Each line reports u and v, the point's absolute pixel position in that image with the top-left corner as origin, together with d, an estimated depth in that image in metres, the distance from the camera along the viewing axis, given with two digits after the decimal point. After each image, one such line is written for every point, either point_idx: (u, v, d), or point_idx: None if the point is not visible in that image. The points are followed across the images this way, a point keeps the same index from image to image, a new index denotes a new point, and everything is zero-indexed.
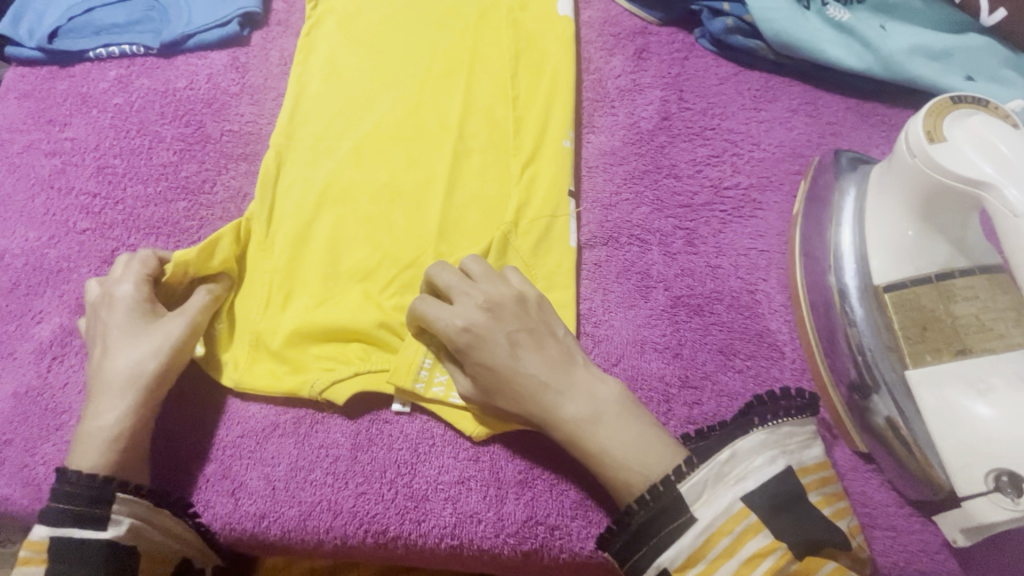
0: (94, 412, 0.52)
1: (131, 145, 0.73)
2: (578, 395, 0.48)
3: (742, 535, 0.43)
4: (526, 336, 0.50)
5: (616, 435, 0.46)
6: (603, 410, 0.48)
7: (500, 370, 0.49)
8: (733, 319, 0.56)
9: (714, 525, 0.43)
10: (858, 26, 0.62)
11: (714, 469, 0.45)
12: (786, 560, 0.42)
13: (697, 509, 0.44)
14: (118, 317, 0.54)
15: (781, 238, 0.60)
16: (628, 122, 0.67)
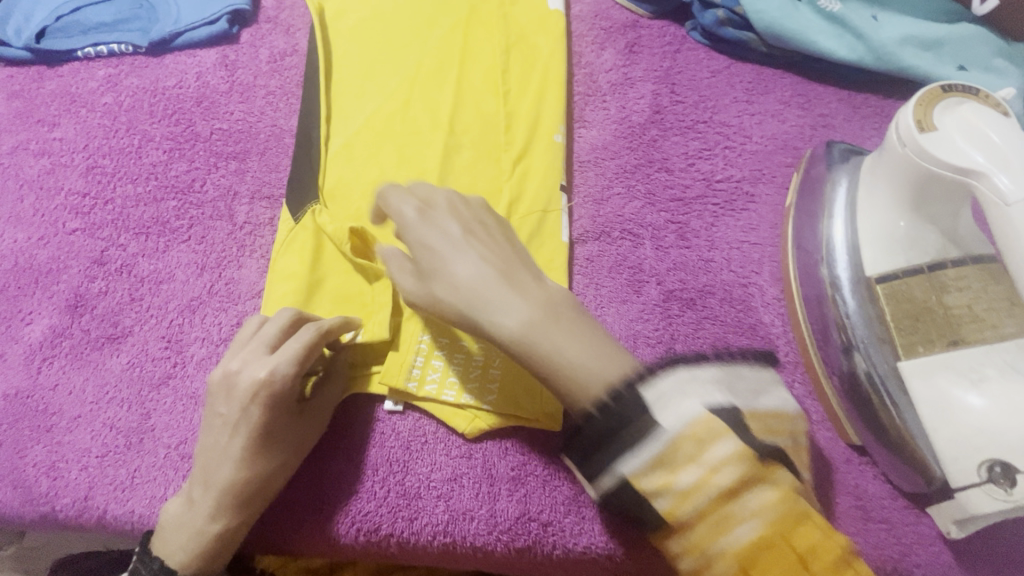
0: (208, 516, 0.48)
1: (120, 144, 0.73)
2: (532, 294, 0.43)
3: (708, 440, 0.38)
4: (482, 229, 0.47)
5: (573, 345, 0.41)
6: (556, 312, 0.43)
7: (440, 255, 0.45)
8: (725, 313, 0.56)
9: (678, 430, 0.38)
10: (850, 17, 0.61)
11: (676, 378, 0.41)
12: (753, 469, 0.38)
13: (661, 416, 0.39)
14: (259, 423, 0.48)
15: (773, 231, 0.59)
16: (620, 117, 0.67)
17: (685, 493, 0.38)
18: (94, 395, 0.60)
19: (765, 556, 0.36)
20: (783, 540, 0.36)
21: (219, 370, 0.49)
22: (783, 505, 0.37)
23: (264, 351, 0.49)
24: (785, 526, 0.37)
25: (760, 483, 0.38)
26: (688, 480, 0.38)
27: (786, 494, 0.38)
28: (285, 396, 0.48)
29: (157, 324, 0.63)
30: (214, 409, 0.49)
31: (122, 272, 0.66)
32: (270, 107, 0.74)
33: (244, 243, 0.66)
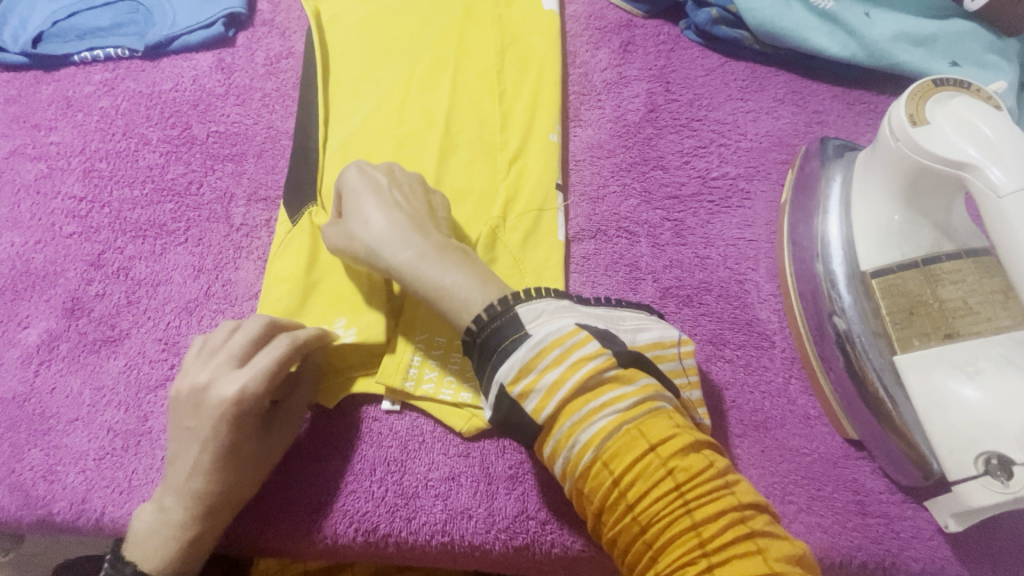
0: (178, 530, 0.47)
1: (116, 148, 0.73)
2: (432, 234, 0.50)
3: (572, 346, 0.42)
4: (403, 184, 0.54)
5: (457, 274, 0.47)
6: (449, 249, 0.49)
7: (364, 201, 0.51)
8: (722, 309, 0.56)
9: (546, 339, 0.42)
10: (842, 14, 0.61)
11: (555, 304, 0.46)
12: (610, 365, 0.41)
13: (532, 327, 0.43)
14: (231, 437, 0.47)
15: (768, 228, 0.59)
16: (615, 115, 0.67)
17: (548, 392, 0.41)
18: (91, 398, 0.60)
19: (618, 443, 0.39)
20: (636, 429, 0.40)
21: (185, 383, 0.48)
22: (638, 398, 0.41)
23: (234, 363, 0.48)
24: (637, 414, 0.40)
25: (618, 380, 0.41)
26: (551, 380, 0.41)
27: (641, 389, 0.41)
28: (257, 408, 0.48)
29: (154, 326, 0.63)
30: (181, 422, 0.48)
31: (119, 275, 0.66)
32: (267, 109, 0.74)
33: (241, 245, 0.66)
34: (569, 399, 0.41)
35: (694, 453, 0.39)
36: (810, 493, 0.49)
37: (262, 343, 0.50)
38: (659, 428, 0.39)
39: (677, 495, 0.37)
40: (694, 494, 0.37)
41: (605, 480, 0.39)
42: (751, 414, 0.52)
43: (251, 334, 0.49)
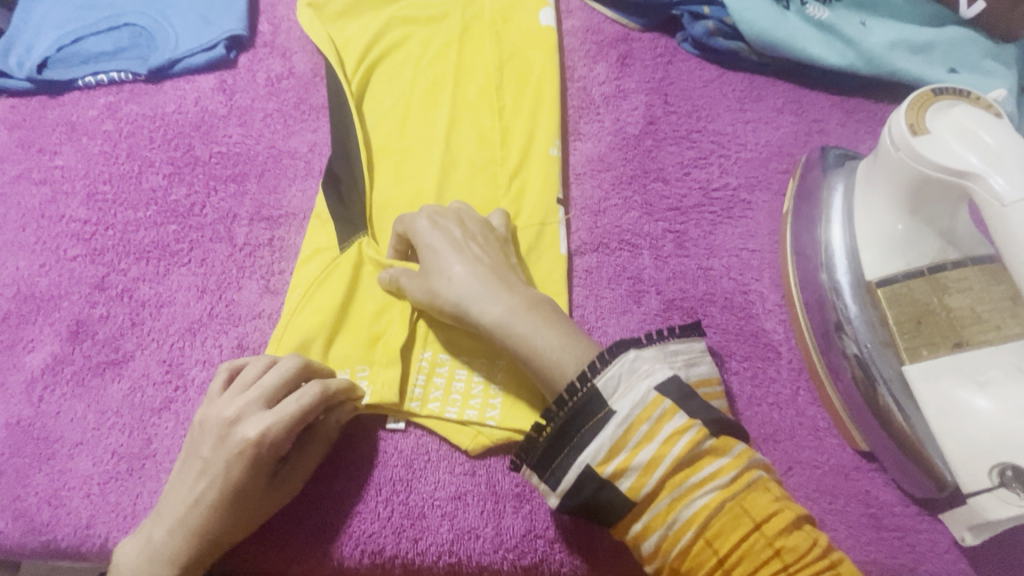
0: (168, 558, 0.47)
1: (120, 171, 0.74)
2: (518, 291, 0.50)
3: (660, 419, 0.43)
4: (481, 236, 0.54)
5: (544, 330, 0.47)
6: (535, 304, 0.49)
7: (446, 255, 0.51)
8: (728, 321, 0.56)
9: (632, 414, 0.43)
10: (838, 24, 0.62)
11: (630, 361, 0.45)
12: (703, 436, 0.42)
13: (615, 401, 0.44)
14: (243, 480, 0.47)
15: (771, 238, 0.59)
16: (614, 128, 0.67)
17: (646, 470, 0.42)
18: (96, 421, 0.60)
19: (721, 522, 0.40)
20: (737, 506, 0.41)
21: (211, 415, 0.48)
22: (736, 471, 0.42)
23: (261, 404, 0.48)
24: (738, 489, 0.41)
25: (713, 453, 0.42)
26: (646, 457, 0.42)
27: (736, 460, 0.42)
28: (272, 456, 0.48)
29: (158, 348, 0.62)
30: (198, 451, 0.48)
31: (123, 297, 0.66)
32: (268, 129, 0.74)
33: (243, 265, 0.66)
34: (667, 477, 0.41)
35: (793, 525, 0.40)
36: (822, 506, 0.48)
37: (290, 387, 0.49)
38: (759, 503, 0.40)
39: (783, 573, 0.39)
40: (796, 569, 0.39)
41: (706, 559, 0.40)
42: (760, 427, 0.51)
43: (280, 375, 0.49)
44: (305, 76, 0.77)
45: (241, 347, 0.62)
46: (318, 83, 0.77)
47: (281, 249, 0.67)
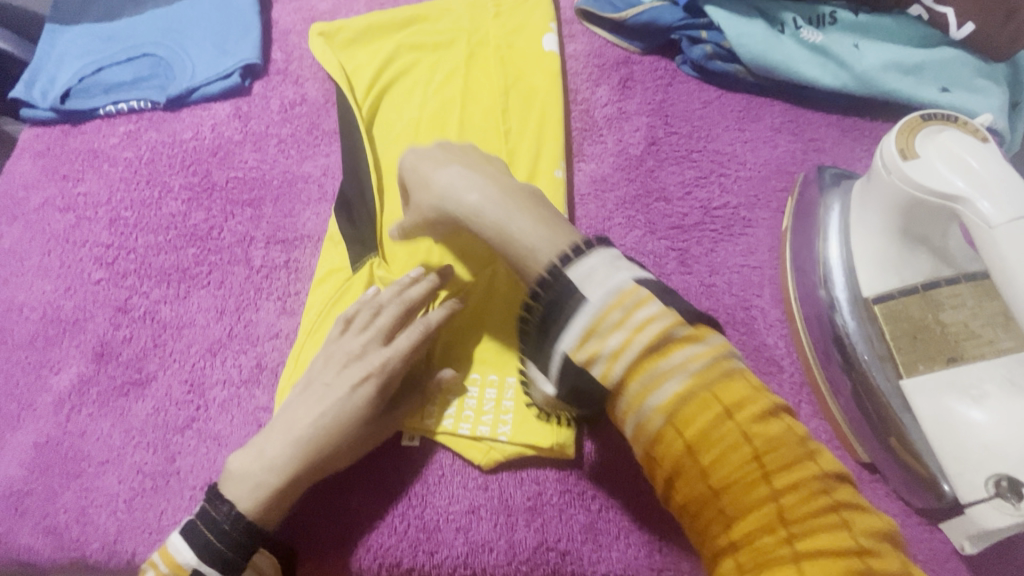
0: (281, 470, 0.50)
1: (141, 196, 0.77)
2: (494, 184, 0.51)
3: (631, 306, 0.40)
4: (463, 149, 0.55)
5: (522, 216, 0.48)
6: (510, 195, 0.50)
7: (426, 164, 0.54)
8: (730, 336, 0.57)
9: (602, 303, 0.41)
10: (832, 47, 0.64)
11: (607, 257, 0.44)
12: (676, 324, 0.40)
13: (587, 290, 0.42)
14: (359, 410, 0.52)
15: (772, 254, 0.61)
16: (617, 149, 0.70)
17: (613, 356, 0.40)
18: (121, 440, 0.62)
19: (690, 408, 0.38)
20: (709, 391, 0.38)
21: (338, 349, 0.54)
22: (709, 359, 0.39)
23: (379, 341, 0.54)
24: (709, 375, 0.38)
25: (685, 341, 0.39)
26: (615, 344, 0.40)
27: (711, 350, 0.39)
28: (392, 383, 0.53)
29: (180, 369, 0.64)
30: (322, 377, 0.53)
31: (145, 319, 0.68)
32: (282, 154, 0.77)
33: (261, 286, 0.68)
34: (635, 360, 0.39)
35: (765, 406, 0.38)
36: None
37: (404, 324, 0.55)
38: (731, 389, 0.38)
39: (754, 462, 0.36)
40: (770, 456, 0.36)
41: (673, 444, 0.38)
42: None
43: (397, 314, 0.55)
44: (317, 102, 0.80)
45: (260, 366, 0.64)
46: (330, 109, 0.79)
47: (297, 270, 0.69)
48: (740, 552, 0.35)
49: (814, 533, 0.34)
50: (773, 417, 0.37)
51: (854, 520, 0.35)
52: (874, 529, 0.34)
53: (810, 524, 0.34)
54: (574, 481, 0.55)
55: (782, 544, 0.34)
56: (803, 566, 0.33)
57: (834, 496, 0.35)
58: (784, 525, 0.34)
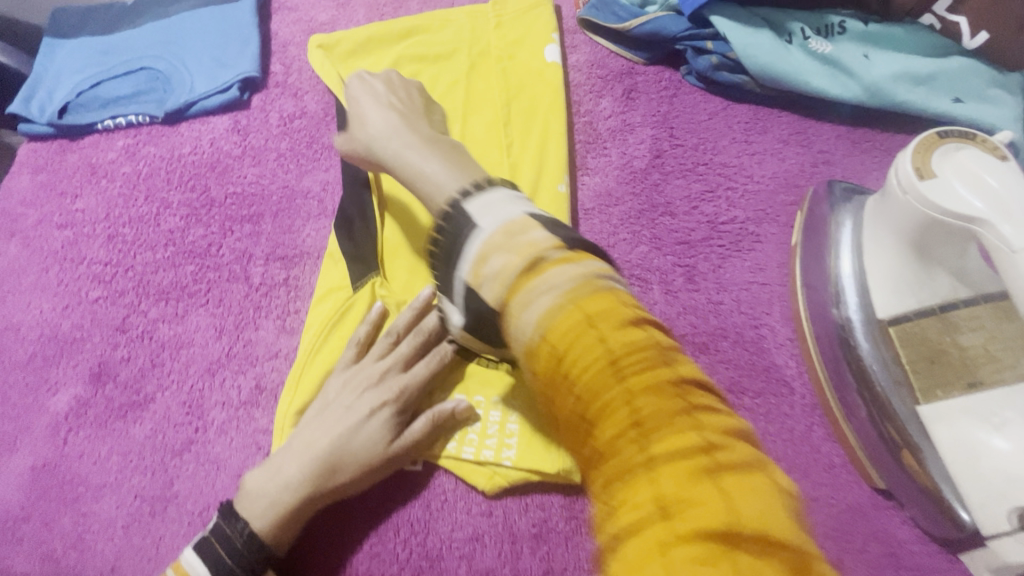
0: (296, 489, 0.51)
1: (139, 213, 0.76)
2: (418, 131, 0.56)
3: (518, 232, 0.41)
4: (402, 96, 0.61)
5: (434, 158, 0.53)
6: (432, 141, 0.55)
7: (365, 105, 0.59)
8: (739, 356, 0.56)
9: (491, 230, 0.43)
10: (842, 58, 0.62)
11: (507, 195, 0.46)
12: (553, 244, 0.40)
13: (482, 220, 0.44)
14: (375, 434, 0.53)
15: (781, 270, 0.60)
16: (621, 162, 0.68)
17: (496, 278, 0.40)
18: (118, 464, 0.61)
19: (562, 323, 0.34)
20: (571, 302, 0.35)
21: (360, 373, 0.56)
22: (579, 275, 0.36)
23: (398, 367, 0.56)
24: (571, 288, 0.36)
25: (557, 259, 0.38)
26: (499, 266, 0.40)
27: (581, 267, 0.37)
28: (409, 408, 0.55)
29: (177, 390, 0.63)
30: (343, 399, 0.55)
31: (143, 338, 0.67)
32: (281, 169, 0.76)
33: (260, 305, 0.67)
34: (504, 277, 0.39)
35: (627, 314, 0.34)
36: (839, 545, 0.48)
37: (423, 353, 0.57)
38: (594, 300, 0.34)
39: (613, 369, 0.32)
40: (631, 362, 0.32)
41: (535, 357, 0.36)
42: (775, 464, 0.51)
43: (416, 341, 0.57)
44: (316, 115, 0.79)
45: (259, 388, 0.62)
46: (329, 122, 0.78)
47: (296, 288, 0.68)
48: (598, 472, 0.32)
49: (665, 438, 0.29)
50: (637, 324, 0.34)
51: (707, 421, 0.30)
52: (730, 426, 0.30)
53: (658, 428, 0.30)
54: (579, 506, 0.54)
55: (632, 455, 0.30)
56: (656, 473, 0.29)
57: (689, 396, 0.31)
58: (638, 434, 0.30)
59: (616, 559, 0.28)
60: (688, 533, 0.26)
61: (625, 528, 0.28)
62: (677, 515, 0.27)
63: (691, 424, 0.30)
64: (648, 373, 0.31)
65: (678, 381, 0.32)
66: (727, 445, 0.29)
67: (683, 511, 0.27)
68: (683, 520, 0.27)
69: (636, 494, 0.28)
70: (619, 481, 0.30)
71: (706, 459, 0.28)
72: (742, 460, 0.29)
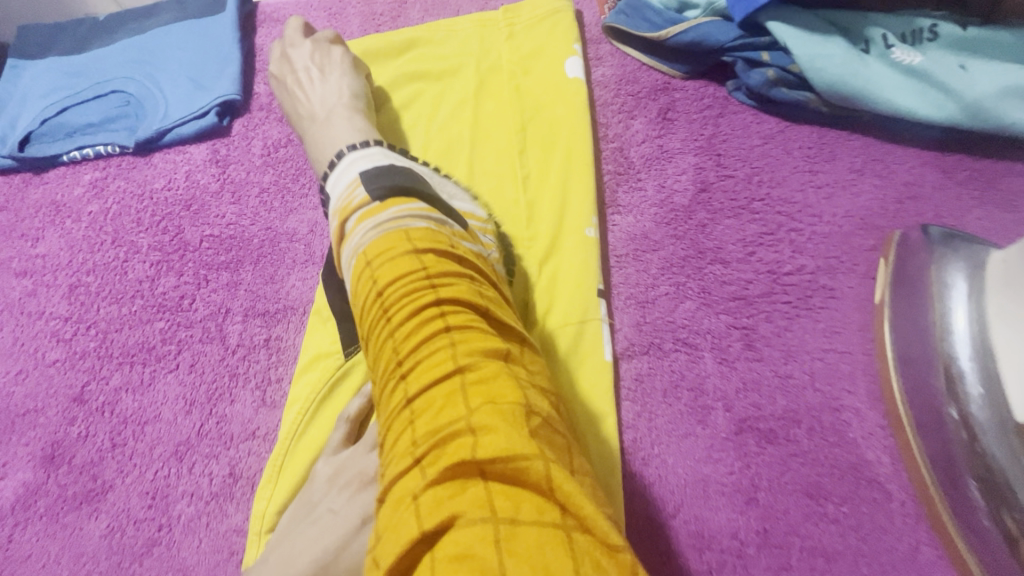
0: None
1: (105, 259, 0.67)
2: (314, 115, 0.61)
3: (346, 199, 0.51)
4: (302, 66, 0.63)
5: (323, 142, 0.59)
6: (323, 124, 0.60)
7: (279, 92, 0.65)
8: (818, 448, 0.45)
9: (333, 202, 0.53)
10: (932, 69, 0.51)
11: (355, 160, 0.54)
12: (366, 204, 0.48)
13: (333, 193, 0.54)
14: None
15: (864, 335, 0.48)
16: (659, 198, 0.57)
17: (335, 243, 0.50)
18: (70, 567, 0.52)
19: (362, 283, 0.44)
20: (367, 261, 0.44)
21: (352, 467, 0.45)
22: (379, 235, 0.45)
23: None
24: (373, 242, 0.45)
25: (366, 215, 0.47)
26: (335, 231, 0.50)
27: (383, 219, 0.46)
28: None
29: (140, 476, 0.54)
30: (330, 503, 0.44)
31: (103, 411, 0.58)
32: (264, 206, 0.66)
33: (236, 371, 0.57)
34: (339, 240, 0.50)
35: (404, 258, 0.42)
36: None
37: None
38: (378, 247, 0.44)
39: (385, 318, 0.40)
40: (398, 304, 0.40)
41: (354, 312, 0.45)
42: None
43: None
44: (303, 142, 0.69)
45: (233, 476, 0.53)
46: None
47: (278, 350, 0.58)
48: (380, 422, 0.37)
49: (423, 373, 0.35)
50: (412, 266, 0.41)
51: (462, 345, 0.36)
52: (477, 349, 0.36)
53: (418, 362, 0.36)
54: None
55: (401, 399, 0.36)
56: (414, 411, 0.34)
57: (451, 322, 0.38)
58: (400, 374, 0.37)
59: (386, 503, 0.32)
60: (439, 473, 0.30)
61: (393, 476, 0.33)
62: (431, 460, 0.31)
63: (447, 349, 0.36)
64: (413, 315, 0.39)
65: (438, 313, 0.38)
66: (476, 366, 0.35)
67: (434, 455, 0.31)
68: (436, 456, 0.31)
69: (401, 437, 0.33)
70: (391, 428, 0.35)
71: (456, 385, 0.34)
72: (490, 376, 0.35)
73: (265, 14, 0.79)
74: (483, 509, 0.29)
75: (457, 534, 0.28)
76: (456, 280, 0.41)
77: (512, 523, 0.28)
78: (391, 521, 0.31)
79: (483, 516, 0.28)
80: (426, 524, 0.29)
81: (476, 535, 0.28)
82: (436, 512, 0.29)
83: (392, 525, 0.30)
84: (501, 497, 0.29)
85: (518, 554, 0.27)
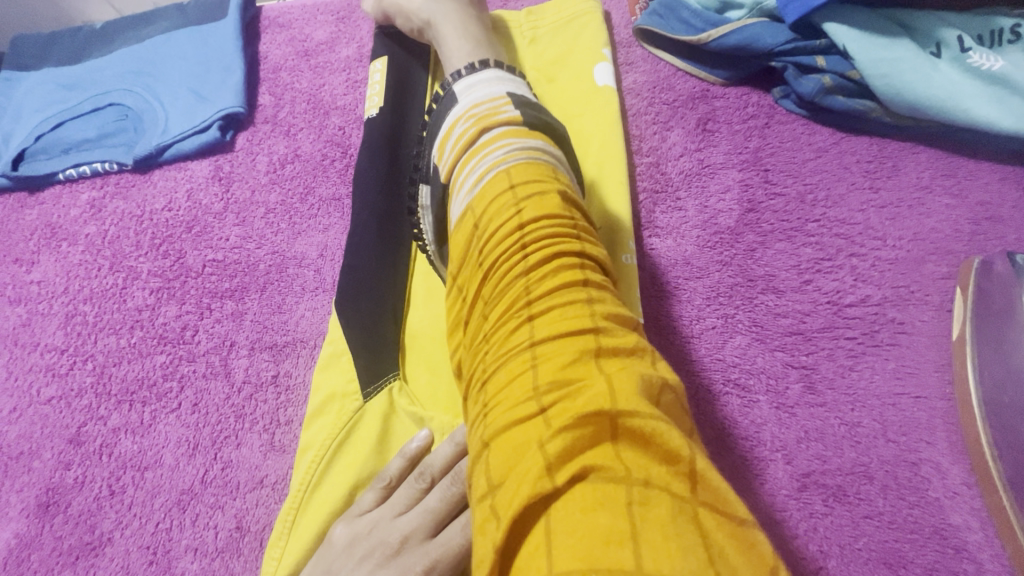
0: None
1: (101, 285, 0.62)
2: (459, 12, 0.55)
3: (487, 111, 0.45)
4: None
5: (462, 43, 0.54)
6: (465, 28, 0.55)
7: None
8: (893, 508, 0.40)
9: (457, 114, 0.48)
10: (1016, 75, 0.45)
11: (496, 75, 0.50)
12: (516, 122, 0.44)
13: (464, 97, 0.48)
14: None
15: (940, 377, 0.43)
16: (702, 219, 0.52)
17: (466, 145, 0.44)
18: None
19: (495, 204, 0.38)
20: (506, 181, 0.39)
21: (373, 536, 0.41)
22: (524, 163, 0.40)
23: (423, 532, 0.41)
24: (513, 165, 0.40)
25: (509, 136, 0.43)
26: (468, 137, 0.45)
27: (530, 145, 0.41)
28: None
29: (141, 527, 0.50)
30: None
31: (102, 455, 0.54)
32: (270, 228, 0.62)
33: (243, 412, 0.53)
34: (469, 147, 0.44)
35: (552, 195, 0.37)
36: None
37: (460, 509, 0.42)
38: (524, 173, 0.39)
39: (519, 248, 0.35)
40: (535, 239, 0.35)
41: (469, 237, 0.39)
42: None
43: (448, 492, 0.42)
44: (312, 158, 0.64)
45: (240, 529, 0.49)
46: (328, 167, 0.64)
47: (288, 389, 0.54)
48: (485, 360, 0.33)
49: (554, 317, 0.31)
50: (553, 204, 0.36)
51: (599, 304, 0.32)
52: (616, 314, 0.32)
53: (549, 307, 0.31)
54: None
55: (523, 340, 0.31)
56: (541, 355, 0.29)
57: (587, 280, 0.33)
58: (527, 314, 0.32)
59: (494, 444, 0.28)
60: (568, 422, 0.26)
61: (505, 417, 0.28)
62: (559, 410, 0.27)
63: (583, 302, 0.32)
64: (550, 257, 0.34)
65: (576, 264, 0.34)
66: (616, 328, 0.31)
67: (564, 404, 0.27)
68: (565, 405, 0.27)
69: (517, 378, 0.29)
70: (504, 369, 0.30)
71: (591, 342, 0.29)
72: (627, 345, 0.30)
73: (269, 20, 0.74)
74: (615, 468, 0.24)
75: (587, 489, 0.24)
76: (592, 239, 0.37)
77: (647, 487, 0.24)
78: (508, 468, 0.26)
79: (618, 476, 0.24)
80: (554, 474, 0.25)
81: (611, 496, 0.23)
82: (568, 464, 0.25)
83: (508, 473, 0.26)
84: (633, 457, 0.25)
85: (654, 521, 0.23)
